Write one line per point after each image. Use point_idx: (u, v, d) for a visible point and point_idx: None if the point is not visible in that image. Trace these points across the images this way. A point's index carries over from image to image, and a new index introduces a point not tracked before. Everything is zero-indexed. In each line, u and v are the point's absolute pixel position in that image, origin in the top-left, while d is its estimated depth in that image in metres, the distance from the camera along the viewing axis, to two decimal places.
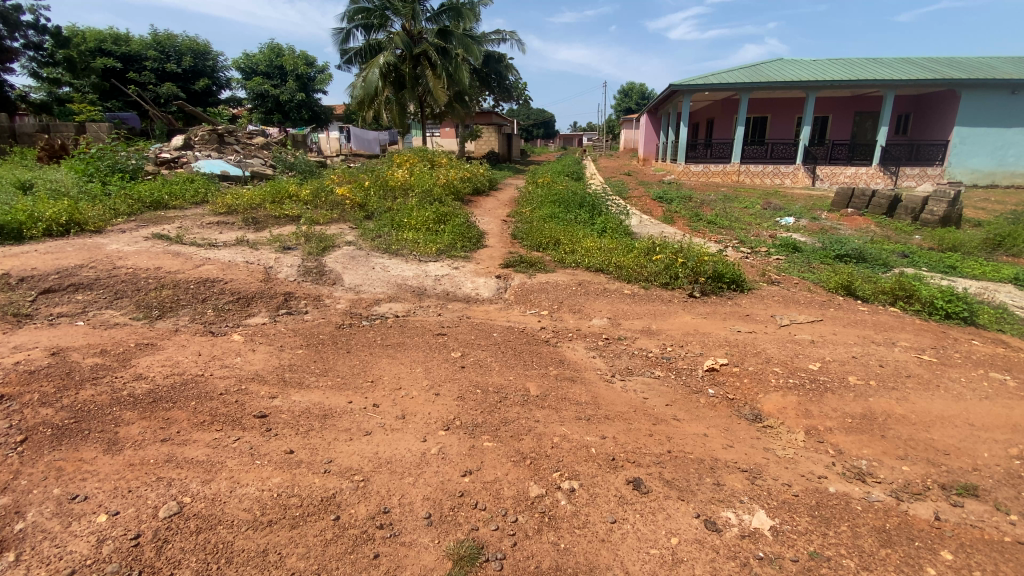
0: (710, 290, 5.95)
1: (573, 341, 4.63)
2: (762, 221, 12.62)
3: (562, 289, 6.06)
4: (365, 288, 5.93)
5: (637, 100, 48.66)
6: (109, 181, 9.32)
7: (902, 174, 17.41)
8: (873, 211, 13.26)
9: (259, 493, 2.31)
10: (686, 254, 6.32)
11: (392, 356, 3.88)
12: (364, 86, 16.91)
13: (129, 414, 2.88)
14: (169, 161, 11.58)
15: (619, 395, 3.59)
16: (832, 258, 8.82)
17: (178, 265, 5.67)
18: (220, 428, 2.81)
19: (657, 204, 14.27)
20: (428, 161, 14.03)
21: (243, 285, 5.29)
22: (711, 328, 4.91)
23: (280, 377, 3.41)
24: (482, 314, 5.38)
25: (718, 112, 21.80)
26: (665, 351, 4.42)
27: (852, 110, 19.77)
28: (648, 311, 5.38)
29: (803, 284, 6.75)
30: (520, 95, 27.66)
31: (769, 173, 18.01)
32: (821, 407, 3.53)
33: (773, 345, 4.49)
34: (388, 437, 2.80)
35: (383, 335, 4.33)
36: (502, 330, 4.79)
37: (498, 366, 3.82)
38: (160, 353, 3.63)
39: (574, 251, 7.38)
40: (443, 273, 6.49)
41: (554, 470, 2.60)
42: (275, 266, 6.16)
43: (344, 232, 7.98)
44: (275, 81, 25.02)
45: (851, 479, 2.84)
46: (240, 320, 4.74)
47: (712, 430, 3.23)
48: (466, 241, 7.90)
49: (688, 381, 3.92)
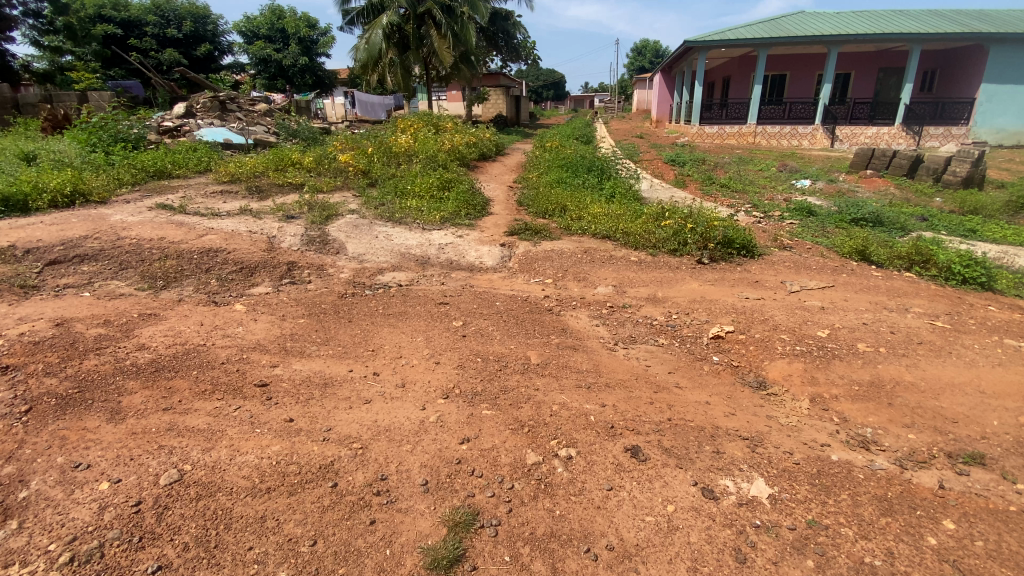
0: (719, 256, 5.81)
1: (577, 309, 4.58)
2: (777, 184, 12.30)
3: (568, 257, 5.96)
4: (369, 257, 5.90)
5: (652, 59, 46.92)
6: (113, 150, 9.25)
7: (924, 134, 16.70)
8: (892, 172, 12.79)
9: (257, 461, 2.33)
10: (696, 219, 6.16)
11: (393, 325, 3.85)
12: (367, 48, 16.58)
13: (131, 384, 2.92)
14: (172, 130, 11.43)
15: (621, 363, 3.56)
16: (848, 222, 8.59)
17: (180, 235, 5.67)
18: (221, 397, 2.83)
19: (669, 167, 13.92)
20: (433, 125, 13.74)
21: (245, 255, 5.30)
22: (719, 295, 4.80)
23: (281, 346, 3.41)
24: (485, 283, 5.34)
25: (734, 70, 20.95)
26: (670, 319, 4.36)
27: (875, 66, 18.82)
28: (654, 278, 5.29)
29: (816, 249, 6.59)
30: (529, 56, 26.75)
31: (786, 134, 17.40)
32: (827, 374, 3.47)
33: (782, 312, 4.39)
34: (387, 406, 2.79)
35: (385, 305, 4.31)
36: (505, 299, 4.75)
37: (501, 335, 3.79)
38: (163, 323, 3.65)
39: (581, 217, 7.25)
40: (447, 242, 6.43)
41: (552, 438, 2.58)
42: (279, 235, 6.13)
43: (348, 200, 7.90)
44: (278, 45, 24.43)
45: (854, 447, 2.82)
46: (244, 290, 4.72)
47: (714, 398, 3.21)
48: (471, 208, 7.78)
49: (693, 348, 3.88)
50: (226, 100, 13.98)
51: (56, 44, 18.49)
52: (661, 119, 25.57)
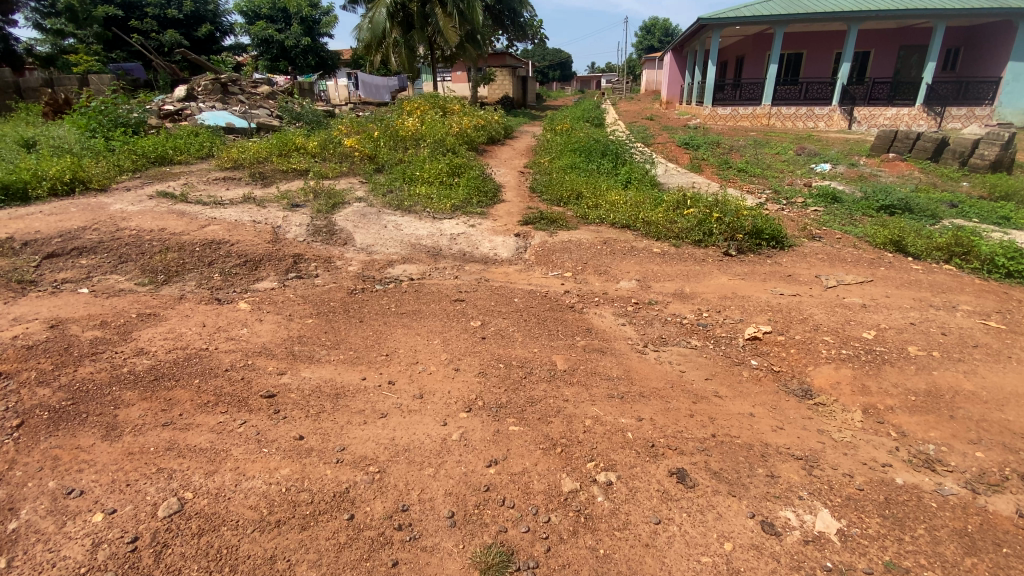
0: (747, 248, 5.50)
1: (600, 306, 4.31)
2: (795, 168, 11.89)
3: (586, 248, 5.67)
4: (378, 248, 5.64)
5: (661, 38, 45.76)
6: (112, 135, 8.96)
7: (947, 115, 16.11)
8: (916, 156, 12.32)
9: (266, 488, 2.11)
10: (722, 208, 5.84)
11: (407, 326, 3.60)
12: (371, 28, 16.23)
13: (129, 395, 2.69)
14: (172, 114, 11.10)
15: (654, 369, 3.30)
16: (874, 210, 8.24)
17: (182, 226, 5.42)
18: (226, 410, 2.60)
19: (683, 150, 13.51)
20: (440, 108, 13.33)
21: (250, 247, 5.04)
22: (751, 292, 4.51)
23: (288, 351, 3.17)
24: (501, 276, 5.07)
25: (749, 49, 20.25)
26: (701, 317, 4.08)
27: (896, 44, 18.07)
28: (680, 272, 5.00)
29: (847, 239, 6.26)
30: (537, 35, 26.02)
31: (802, 116, 16.87)
32: (878, 382, 3.21)
33: (821, 311, 4.10)
34: (405, 421, 2.55)
35: (397, 302, 4.05)
36: (523, 295, 4.48)
37: (523, 337, 3.53)
38: (162, 324, 3.41)
39: (597, 205, 6.94)
40: (459, 232, 6.15)
41: (588, 460, 2.34)
42: (284, 225, 5.87)
43: (354, 187, 7.60)
44: (280, 25, 23.87)
45: (919, 467, 2.57)
46: (248, 285, 4.48)
47: (759, 409, 2.96)
48: (482, 195, 7.47)
49: (729, 352, 3.61)
50: (228, 82, 13.59)
51: (57, 26, 18.10)
52: (672, 100, 24.91)
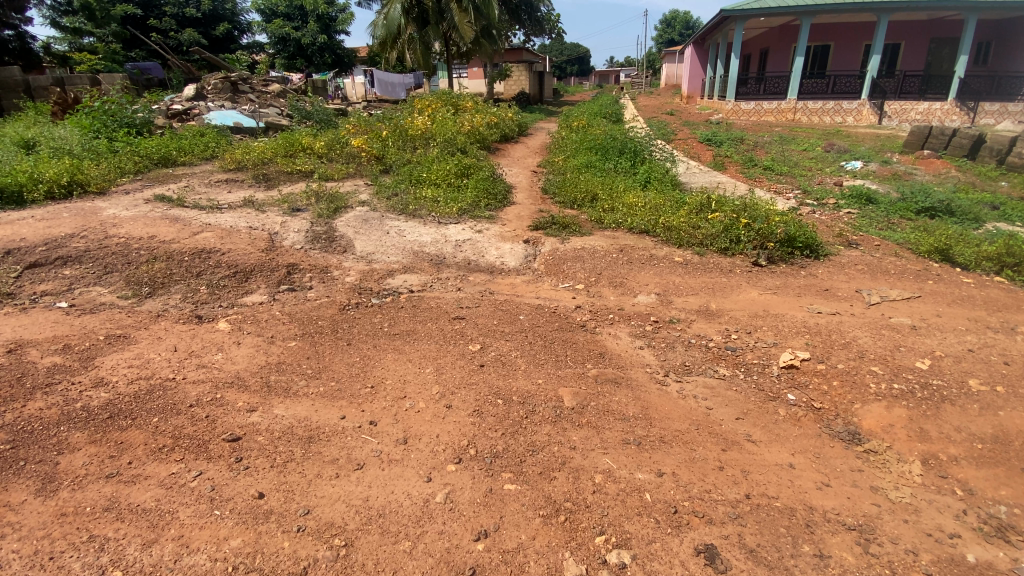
0: (779, 257, 5.02)
1: (615, 325, 3.89)
2: (824, 165, 11.24)
3: (601, 257, 5.24)
4: (377, 256, 5.31)
5: (682, 31, 44.68)
6: (117, 136, 8.81)
7: (979, 110, 15.20)
8: (952, 152, 11.58)
9: (209, 565, 1.77)
10: (751, 213, 5.37)
11: (398, 351, 3.23)
12: (386, 24, 16.00)
13: (77, 438, 2.40)
14: (181, 113, 10.90)
15: (676, 406, 2.89)
16: (913, 212, 7.63)
17: (173, 233, 5.16)
18: (181, 459, 2.29)
19: (705, 147, 12.94)
20: (452, 105, 12.97)
21: (241, 256, 4.74)
22: (785, 310, 4.05)
23: (263, 382, 2.84)
24: (507, 289, 4.69)
25: (775, 41, 19.42)
26: (728, 340, 3.66)
27: (928, 35, 17.11)
28: (705, 285, 4.55)
29: (887, 246, 5.72)
30: (554, 29, 25.48)
31: (830, 110, 16.10)
32: (938, 426, 2.76)
33: (867, 334, 3.64)
34: (383, 476, 2.19)
35: (391, 320, 3.69)
36: (530, 311, 4.09)
37: (527, 365, 3.14)
38: (130, 349, 3.13)
39: (613, 208, 6.51)
40: (464, 238, 5.79)
41: (597, 533, 1.95)
42: (280, 231, 5.57)
43: (358, 190, 7.29)
44: (297, 23, 23.78)
45: (995, 540, 2.14)
46: (235, 299, 4.18)
47: (800, 459, 2.54)
48: (491, 198, 7.10)
49: (762, 383, 3.19)
50: (238, 81, 13.43)
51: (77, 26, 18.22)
52: (692, 95, 24.16)
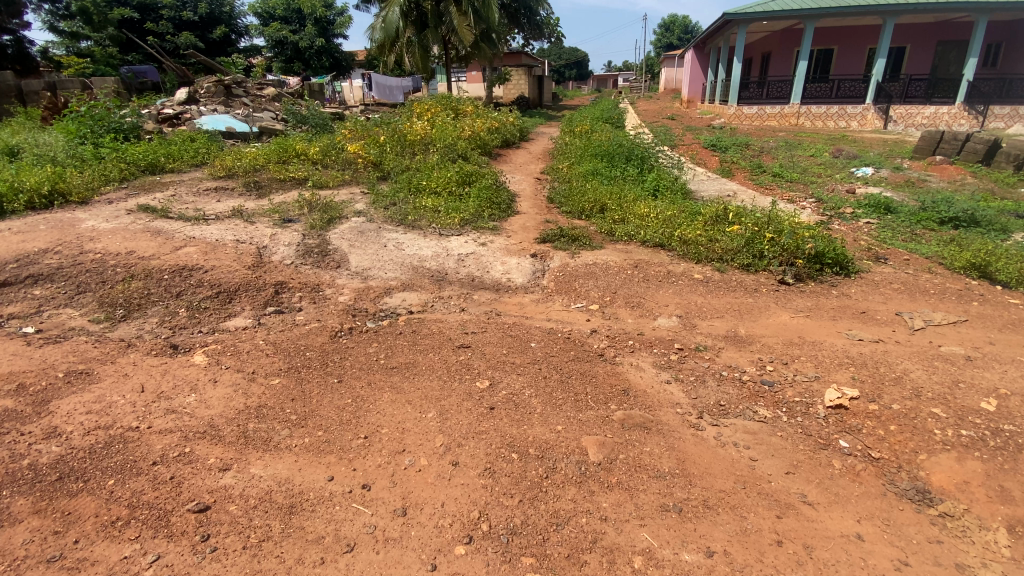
0: (806, 275, 4.67)
1: (637, 354, 3.52)
2: (834, 172, 10.94)
3: (615, 273, 4.88)
4: (374, 272, 4.94)
5: (681, 35, 44.52)
6: (102, 142, 8.42)
7: (990, 114, 14.91)
8: (964, 158, 11.25)
9: None
10: (775, 227, 5.03)
11: (396, 388, 2.85)
12: (384, 28, 15.52)
13: (19, 507, 2.03)
14: (171, 118, 10.49)
15: (716, 458, 2.53)
16: (935, 223, 7.30)
17: (154, 248, 4.77)
18: (138, 537, 1.90)
19: (710, 153, 12.63)
20: (452, 110, 12.63)
21: (226, 274, 4.36)
22: (822, 337, 3.69)
23: (240, 432, 2.46)
24: (515, 309, 4.32)
25: (778, 45, 19.18)
26: (763, 373, 3.30)
27: (934, 39, 16.82)
28: (731, 306, 4.19)
29: (918, 262, 5.39)
30: (553, 32, 25.20)
31: (834, 115, 15.79)
32: (1020, 484, 2.41)
33: (918, 367, 3.28)
34: (379, 562, 1.82)
35: (389, 350, 3.31)
36: (541, 336, 3.72)
37: (543, 406, 2.76)
38: (91, 390, 2.74)
39: (624, 219, 6.15)
40: (467, 252, 5.43)
41: None
42: (270, 245, 5.19)
43: (354, 199, 6.91)
44: (294, 26, 23.48)
45: None
46: (217, 324, 3.80)
47: (867, 528, 2.18)
48: (495, 208, 6.75)
49: (809, 428, 2.83)
50: (231, 85, 13.05)
51: (72, 29, 17.76)
52: (693, 99, 23.90)
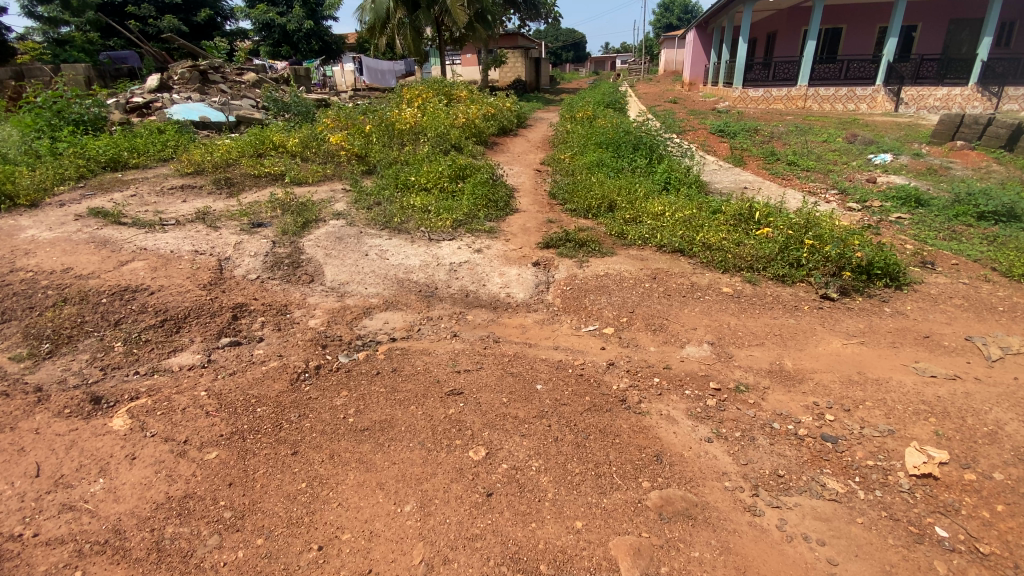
0: (852, 287, 4.06)
1: (664, 397, 2.90)
2: (851, 158, 10.21)
3: (631, 287, 4.23)
4: (352, 286, 4.29)
5: (680, 16, 43.25)
6: (60, 136, 7.68)
7: (1004, 96, 14.08)
8: (985, 144, 10.47)
9: None
10: (815, 232, 4.39)
11: (365, 465, 2.22)
12: (374, 8, 15.00)
13: None
14: (141, 107, 9.76)
15: (783, 564, 1.93)
16: (973, 218, 6.58)
17: (95, 263, 4.09)
18: None
19: (719, 139, 11.90)
20: (446, 95, 11.85)
21: (176, 296, 3.70)
22: (886, 373, 3.06)
23: (155, 545, 1.84)
24: (517, 333, 3.68)
25: (784, 24, 18.22)
26: (823, 427, 2.68)
27: (945, 17, 15.88)
28: (771, 329, 3.57)
29: (970, 268, 4.76)
30: (550, 12, 24.17)
31: (843, 97, 14.96)
32: None
33: (1014, 419, 2.67)
34: None
35: (363, 401, 2.67)
36: (548, 374, 3.08)
37: (556, 488, 2.14)
38: None
39: (637, 218, 5.49)
40: (460, 260, 4.78)
41: None
42: (234, 256, 4.52)
43: (334, 198, 6.23)
44: (281, 8, 22.44)
45: None
46: (159, 361, 3.15)
47: None
48: (491, 206, 6.08)
49: (893, 509, 2.22)
50: (208, 70, 12.24)
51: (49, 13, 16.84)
52: (695, 81, 22.95)
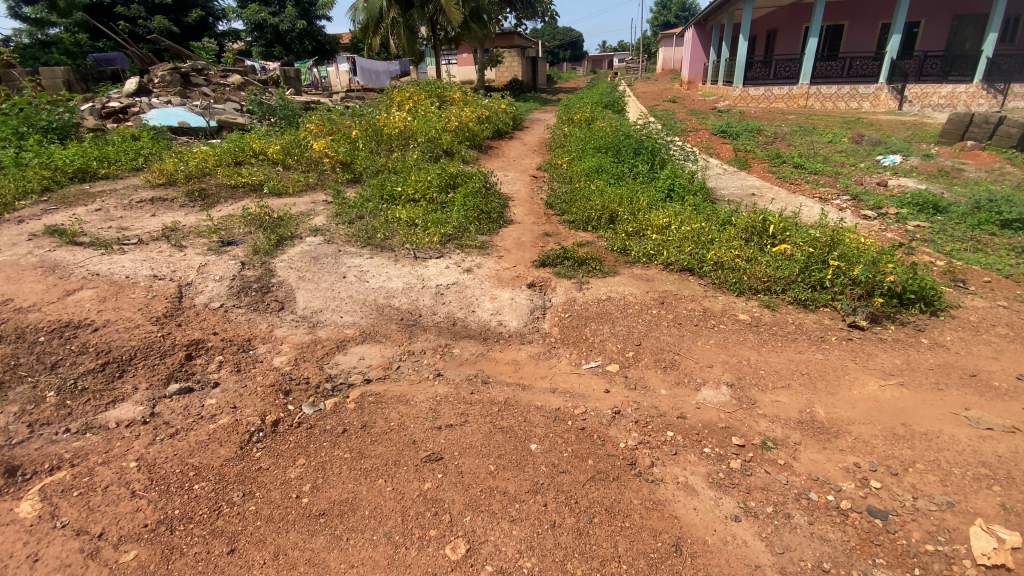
0: (883, 314, 3.65)
1: (680, 459, 2.47)
2: (858, 160, 9.78)
3: (636, 313, 3.81)
4: (327, 315, 3.85)
5: (678, 14, 42.89)
6: (26, 145, 7.23)
7: (1010, 93, 13.71)
8: (996, 143, 10.04)
9: None
10: (840, 251, 3.98)
11: (317, 571, 1.80)
12: (367, 7, 14.55)
13: None
14: (117, 112, 9.33)
15: None
16: (996, 225, 6.13)
17: (38, 294, 3.66)
18: None
19: (721, 140, 11.47)
20: (439, 97, 11.41)
21: (121, 333, 3.26)
22: (935, 425, 2.63)
23: None
24: (510, 371, 3.25)
25: (785, 21, 17.78)
26: (868, 498, 2.26)
27: (949, 12, 15.41)
28: (798, 366, 3.15)
29: (1005, 286, 4.33)
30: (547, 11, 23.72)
31: (846, 95, 14.54)
32: None
33: None
34: None
35: (322, 475, 2.24)
36: (544, 428, 2.64)
37: None
38: None
39: (641, 232, 5.06)
40: (448, 282, 4.35)
41: None
42: (196, 281, 4.08)
43: (314, 211, 5.79)
44: (274, 8, 21.91)
45: None
46: (94, 415, 2.72)
47: None
48: (484, 218, 5.65)
49: None
50: (190, 73, 11.81)
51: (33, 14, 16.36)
52: (694, 79, 22.46)
